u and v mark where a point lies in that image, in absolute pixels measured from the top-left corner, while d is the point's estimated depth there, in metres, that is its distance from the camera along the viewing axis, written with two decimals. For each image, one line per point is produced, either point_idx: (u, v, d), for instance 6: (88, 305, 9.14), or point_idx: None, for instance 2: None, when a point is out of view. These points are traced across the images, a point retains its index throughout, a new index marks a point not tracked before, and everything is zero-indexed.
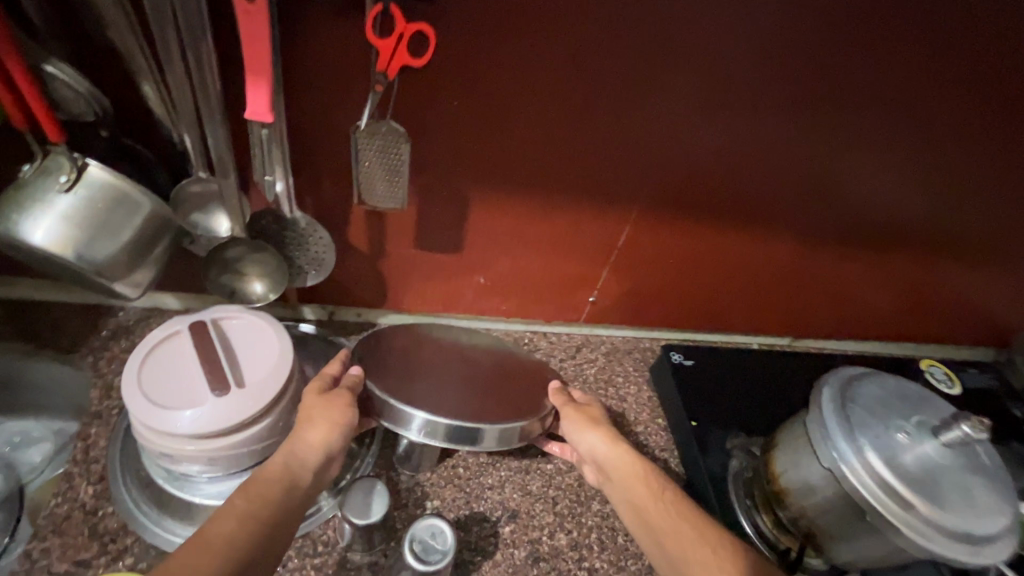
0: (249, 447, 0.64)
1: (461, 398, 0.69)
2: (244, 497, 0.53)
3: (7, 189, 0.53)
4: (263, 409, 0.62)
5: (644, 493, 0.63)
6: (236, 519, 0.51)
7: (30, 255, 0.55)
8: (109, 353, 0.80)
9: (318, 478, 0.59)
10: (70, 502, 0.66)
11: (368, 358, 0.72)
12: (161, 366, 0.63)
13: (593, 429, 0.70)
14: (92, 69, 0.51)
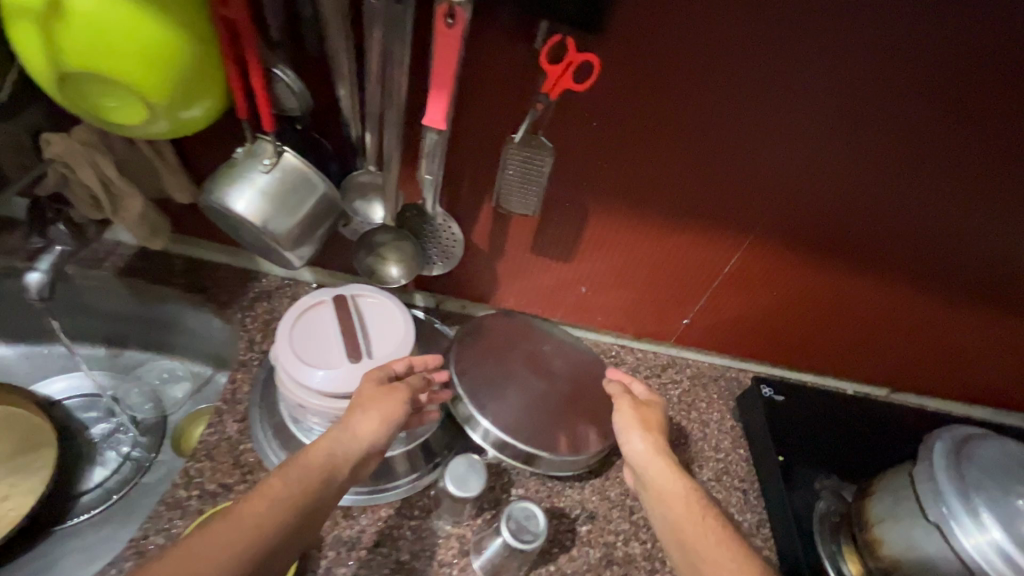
0: None
1: (525, 416, 0.80)
2: (284, 481, 0.53)
3: (221, 165, 0.65)
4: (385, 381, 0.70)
5: (682, 511, 0.61)
6: (274, 503, 0.51)
7: (226, 219, 0.66)
8: (254, 312, 0.92)
9: (357, 469, 0.59)
10: (219, 434, 0.77)
11: (462, 358, 0.84)
12: (306, 328, 0.73)
13: (644, 436, 0.70)
14: (303, 74, 0.61)
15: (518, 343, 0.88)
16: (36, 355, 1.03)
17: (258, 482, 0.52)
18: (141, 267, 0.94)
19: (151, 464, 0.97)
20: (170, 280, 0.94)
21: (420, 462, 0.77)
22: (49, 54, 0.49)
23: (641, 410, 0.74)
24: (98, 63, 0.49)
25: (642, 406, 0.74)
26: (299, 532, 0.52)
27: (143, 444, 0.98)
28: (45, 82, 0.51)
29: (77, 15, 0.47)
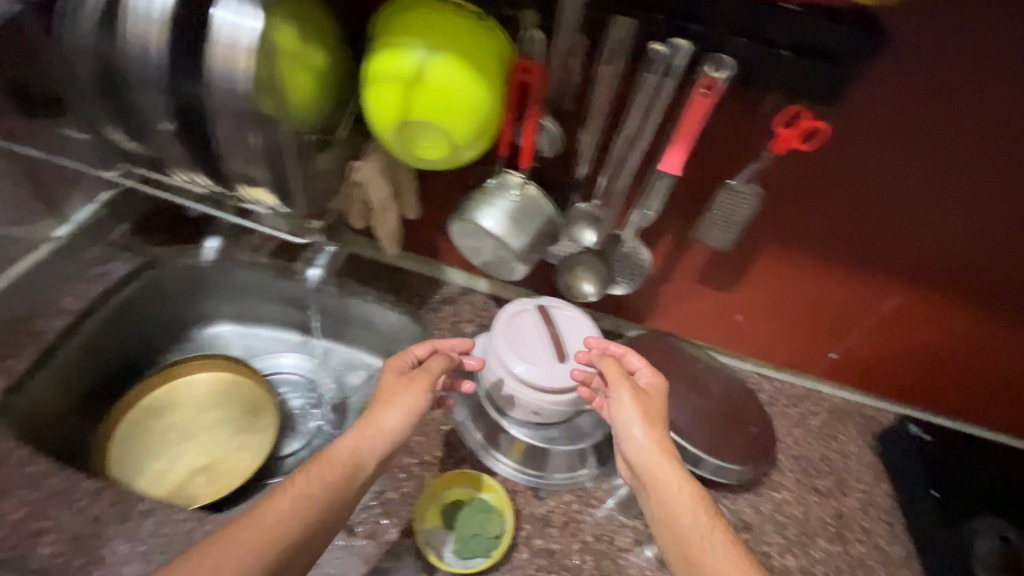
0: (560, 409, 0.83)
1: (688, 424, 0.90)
2: (304, 479, 0.65)
3: (474, 191, 0.80)
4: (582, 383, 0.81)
5: (687, 524, 0.66)
6: (288, 500, 0.63)
7: (468, 232, 0.80)
8: (441, 314, 1.07)
9: (380, 463, 0.73)
10: (428, 414, 0.91)
11: None
12: (515, 330, 0.85)
13: (648, 433, 0.71)
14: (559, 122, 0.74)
15: (677, 360, 0.97)
16: (245, 334, 1.18)
17: (303, 492, 0.64)
18: (350, 269, 1.12)
19: (334, 439, 1.11)
20: (371, 280, 1.11)
21: (590, 458, 0.87)
22: (404, 111, 0.65)
23: (648, 402, 0.74)
24: (438, 118, 0.65)
25: (648, 391, 0.76)
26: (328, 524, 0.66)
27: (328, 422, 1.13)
28: (390, 130, 0.68)
29: (434, 83, 0.63)
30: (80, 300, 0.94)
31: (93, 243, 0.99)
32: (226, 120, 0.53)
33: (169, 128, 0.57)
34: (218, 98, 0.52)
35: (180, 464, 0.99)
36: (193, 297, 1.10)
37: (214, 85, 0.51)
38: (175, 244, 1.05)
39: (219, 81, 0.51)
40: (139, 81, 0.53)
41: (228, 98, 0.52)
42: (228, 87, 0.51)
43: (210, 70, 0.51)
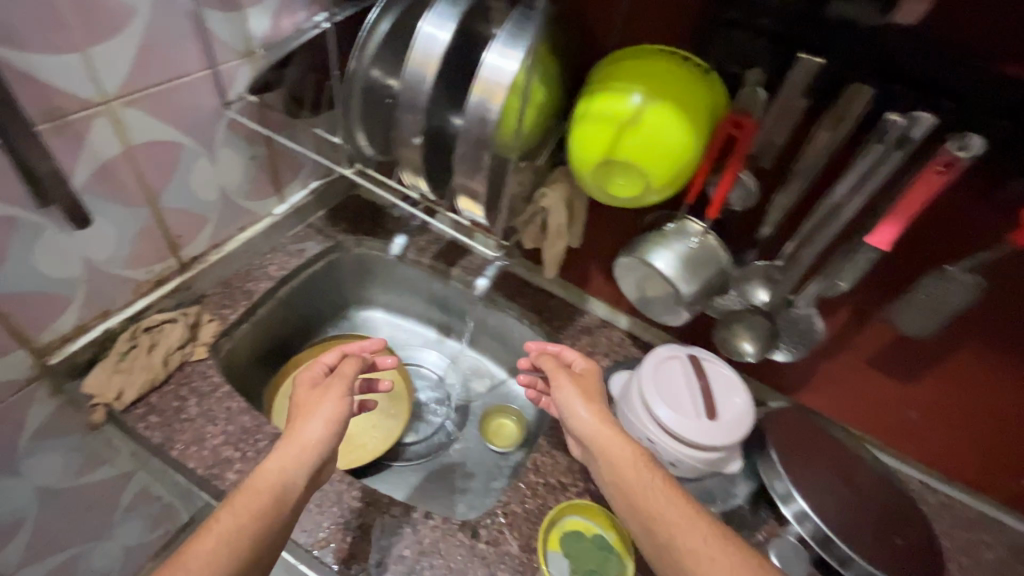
0: (697, 464, 0.80)
1: (840, 514, 0.79)
2: (227, 517, 0.63)
3: (649, 234, 0.82)
4: (727, 444, 0.78)
5: (632, 476, 0.70)
6: (218, 536, 0.62)
7: (637, 268, 0.81)
8: (579, 342, 1.09)
9: (311, 477, 0.73)
10: (556, 438, 0.93)
11: (780, 438, 0.87)
12: (662, 375, 0.84)
13: (590, 414, 0.76)
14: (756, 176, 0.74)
15: (830, 447, 0.89)
16: (397, 326, 1.31)
17: (213, 524, 0.63)
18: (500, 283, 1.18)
19: (456, 437, 1.18)
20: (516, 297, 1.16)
21: None
22: (613, 153, 0.69)
23: (568, 386, 0.80)
24: (646, 162, 0.68)
25: (577, 379, 0.81)
26: (265, 546, 0.65)
27: (453, 421, 1.20)
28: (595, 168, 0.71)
29: (650, 131, 0.66)
30: (282, 270, 1.07)
31: (298, 223, 1.16)
32: (473, 139, 0.60)
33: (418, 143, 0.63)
34: (474, 120, 0.59)
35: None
36: (361, 282, 1.25)
37: (472, 110, 0.58)
38: (357, 235, 1.19)
39: (478, 108, 0.58)
40: (407, 98, 0.61)
41: (482, 123, 0.59)
42: (485, 113, 0.58)
43: (472, 98, 0.58)
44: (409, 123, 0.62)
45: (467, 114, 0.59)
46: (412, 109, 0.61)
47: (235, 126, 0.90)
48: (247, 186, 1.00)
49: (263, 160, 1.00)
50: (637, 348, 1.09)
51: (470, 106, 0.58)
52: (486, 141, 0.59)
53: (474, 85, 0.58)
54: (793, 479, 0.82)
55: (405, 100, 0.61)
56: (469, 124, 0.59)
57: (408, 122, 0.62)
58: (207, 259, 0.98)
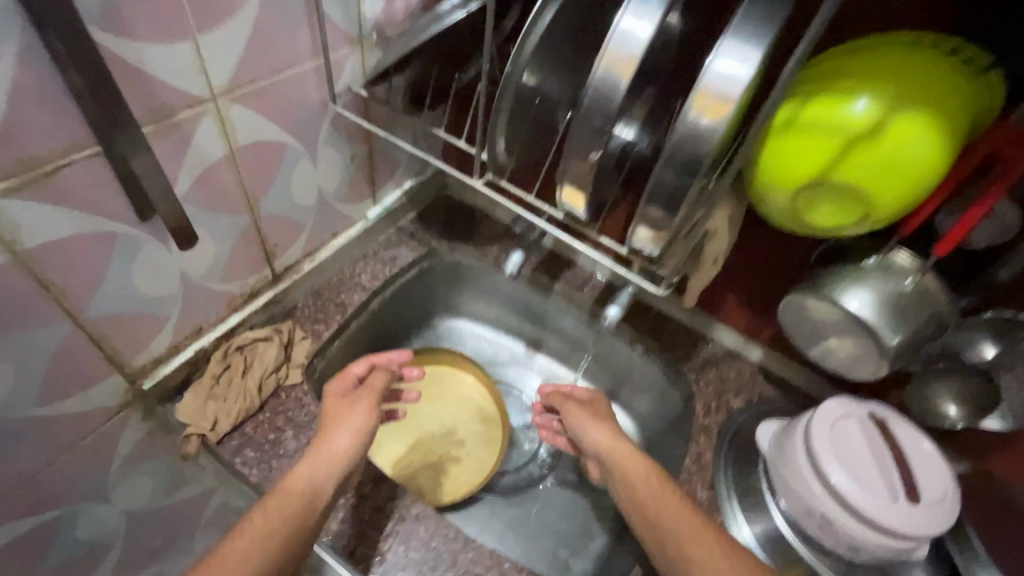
0: (875, 549, 0.67)
1: None
2: (259, 519, 0.60)
3: (841, 268, 0.66)
4: (925, 535, 0.63)
5: (657, 494, 0.67)
6: (253, 539, 0.58)
7: (819, 310, 0.67)
8: (705, 377, 0.95)
9: (340, 484, 0.69)
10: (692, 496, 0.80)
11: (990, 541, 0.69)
12: (841, 438, 0.69)
13: (608, 438, 0.75)
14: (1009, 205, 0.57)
15: None
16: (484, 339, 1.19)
17: (243, 526, 0.59)
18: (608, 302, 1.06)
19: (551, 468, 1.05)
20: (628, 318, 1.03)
21: None
22: (831, 175, 0.53)
23: (577, 413, 0.80)
24: (877, 187, 0.52)
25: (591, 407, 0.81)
26: (298, 547, 0.62)
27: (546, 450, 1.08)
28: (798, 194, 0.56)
29: (889, 147, 0.50)
30: (375, 281, 0.98)
31: (390, 227, 1.06)
32: (681, 161, 0.46)
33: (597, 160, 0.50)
34: (687, 139, 0.45)
35: (418, 451, 0.99)
36: (450, 290, 1.14)
37: (686, 127, 0.45)
38: (450, 242, 1.08)
39: (696, 125, 0.45)
40: (589, 109, 0.48)
41: (699, 142, 0.45)
42: (704, 131, 0.45)
43: (688, 113, 0.45)
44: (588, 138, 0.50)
45: (679, 131, 0.45)
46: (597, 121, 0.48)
47: (340, 124, 0.80)
48: (345, 189, 0.90)
49: (363, 160, 0.90)
50: (773, 387, 0.94)
51: (684, 122, 0.45)
52: (699, 163, 0.46)
53: (693, 95, 0.44)
54: None
55: (586, 110, 0.48)
56: (678, 142, 0.46)
57: (586, 136, 0.50)
58: (301, 270, 0.89)
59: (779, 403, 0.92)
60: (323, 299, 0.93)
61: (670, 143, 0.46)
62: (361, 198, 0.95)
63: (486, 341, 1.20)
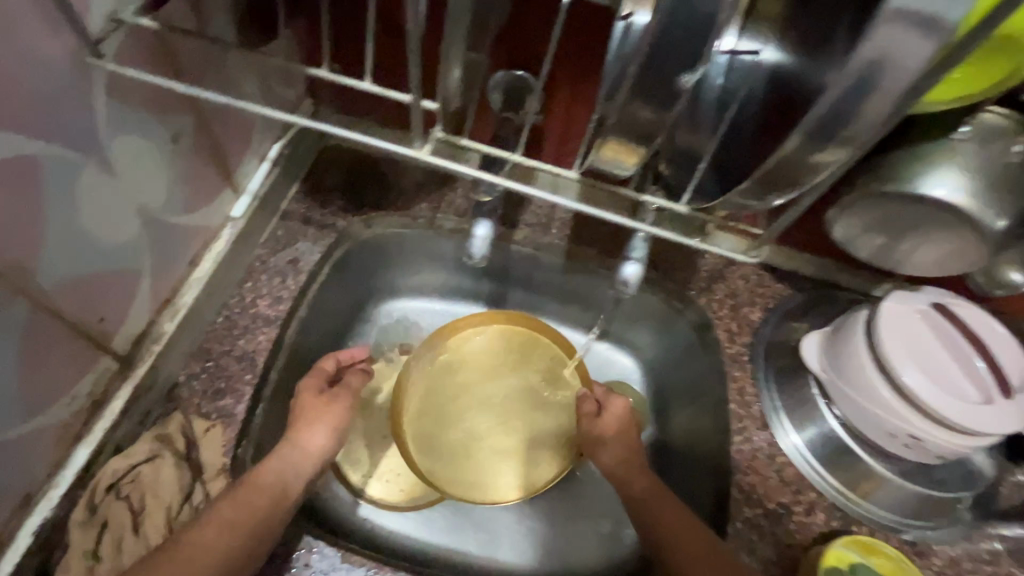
0: (952, 453, 0.59)
1: None
2: (224, 510, 0.50)
3: (929, 147, 0.49)
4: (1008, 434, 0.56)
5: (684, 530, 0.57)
6: (215, 531, 0.48)
7: (894, 207, 0.52)
8: (715, 297, 0.81)
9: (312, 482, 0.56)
10: (750, 445, 0.69)
11: None
12: (916, 343, 0.60)
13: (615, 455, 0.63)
14: None
15: None
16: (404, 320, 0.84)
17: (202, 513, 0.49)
18: (583, 236, 0.83)
19: None
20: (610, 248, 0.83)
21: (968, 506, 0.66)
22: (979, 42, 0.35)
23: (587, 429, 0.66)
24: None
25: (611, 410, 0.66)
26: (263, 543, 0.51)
27: None
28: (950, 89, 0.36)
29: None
30: (277, 303, 0.68)
31: (270, 216, 0.73)
32: (862, 85, 0.30)
33: (693, 83, 0.35)
34: (898, 41, 0.28)
35: (455, 450, 0.72)
36: (370, 269, 0.80)
37: (903, 14, 0.27)
38: (360, 212, 0.76)
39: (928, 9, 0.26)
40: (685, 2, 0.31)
41: (915, 46, 0.28)
42: (937, 19, 0.27)
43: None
44: (679, 53, 0.33)
45: (891, 22, 0.27)
46: (701, 32, 0.32)
47: (128, 96, 0.45)
48: (181, 194, 0.56)
49: (194, 134, 0.55)
50: (785, 285, 0.83)
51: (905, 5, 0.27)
52: (893, 83, 0.30)
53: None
54: None
55: (675, 14, 0.32)
56: (878, 47, 0.29)
57: (678, 49, 0.33)
58: (163, 332, 0.59)
59: (797, 301, 0.81)
60: (213, 357, 0.63)
61: (863, 52, 0.29)
62: (211, 195, 0.61)
63: (433, 315, 0.85)
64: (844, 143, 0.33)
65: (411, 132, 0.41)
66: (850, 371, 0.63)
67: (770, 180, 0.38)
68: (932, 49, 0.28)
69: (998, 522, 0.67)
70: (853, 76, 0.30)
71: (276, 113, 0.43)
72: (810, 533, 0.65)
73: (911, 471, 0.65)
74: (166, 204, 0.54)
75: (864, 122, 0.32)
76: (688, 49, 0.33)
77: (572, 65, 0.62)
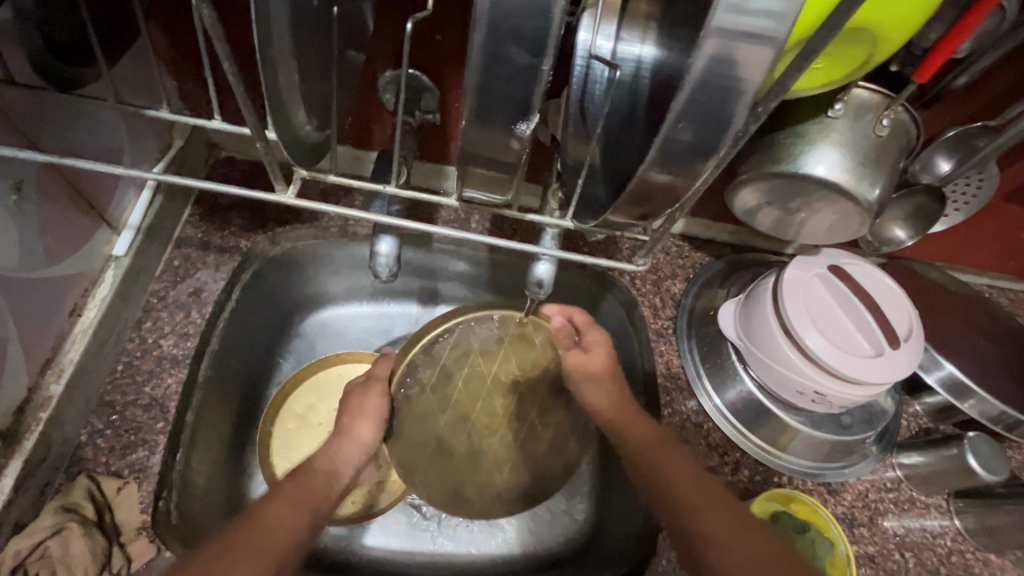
0: (855, 401, 0.64)
1: (987, 375, 0.72)
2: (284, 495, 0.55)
3: (809, 127, 0.51)
4: (896, 380, 0.61)
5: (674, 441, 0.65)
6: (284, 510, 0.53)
7: (782, 187, 0.54)
8: (638, 273, 0.81)
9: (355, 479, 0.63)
10: (679, 415, 0.73)
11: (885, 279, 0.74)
12: (815, 305, 0.64)
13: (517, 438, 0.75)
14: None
15: (955, 316, 0.78)
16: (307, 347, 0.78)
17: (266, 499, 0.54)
18: (503, 225, 0.74)
19: None
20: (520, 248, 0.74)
21: (872, 444, 0.73)
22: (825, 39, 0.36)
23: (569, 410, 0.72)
24: (889, 17, 0.36)
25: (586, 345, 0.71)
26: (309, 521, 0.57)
27: None
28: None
29: None
30: (184, 341, 0.63)
31: (164, 246, 0.67)
32: (710, 99, 0.29)
33: (529, 132, 0.32)
34: (733, 53, 0.27)
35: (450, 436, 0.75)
36: (296, 279, 0.75)
37: (728, 27, 0.26)
38: (265, 229, 0.71)
39: (751, 25, 0.26)
40: (501, 54, 0.28)
41: (750, 55, 0.27)
42: (763, 30, 0.26)
43: (727, 1, 0.26)
44: (510, 109, 0.31)
45: (717, 38, 0.27)
46: (523, 83, 0.30)
47: None
48: (41, 245, 0.53)
49: (43, 182, 0.52)
50: (702, 253, 0.84)
51: (727, 21, 0.26)
52: (741, 91, 0.29)
53: None
54: (932, 343, 0.74)
55: (498, 72, 0.29)
56: (713, 63, 0.28)
57: (501, 102, 0.31)
58: (49, 396, 0.55)
59: (716, 268, 0.82)
60: (117, 410, 0.59)
61: (697, 68, 0.28)
62: (80, 239, 0.58)
63: (371, 316, 0.81)
64: (708, 155, 0.32)
65: (271, 177, 0.40)
66: (758, 336, 0.67)
67: (645, 200, 0.37)
68: (771, 56, 0.27)
69: (899, 452, 0.73)
70: (700, 74, 0.28)
71: (149, 176, 0.44)
72: (736, 490, 0.69)
73: (820, 420, 0.71)
74: (21, 261, 0.51)
75: (718, 134, 0.31)
76: (514, 98, 0.30)
77: (458, 61, 0.59)
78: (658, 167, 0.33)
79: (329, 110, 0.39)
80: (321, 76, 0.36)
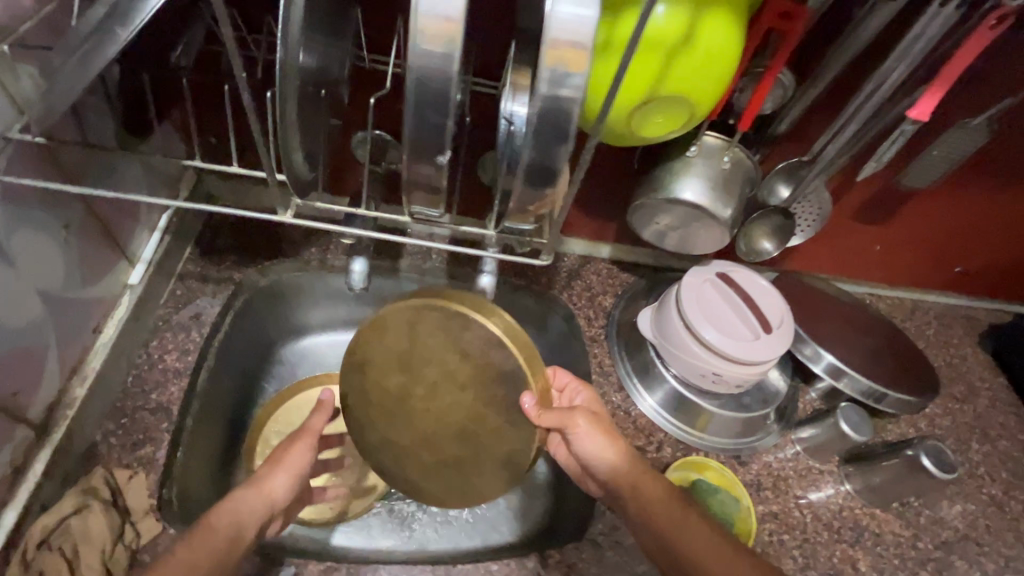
0: (748, 379, 0.79)
1: (862, 361, 0.89)
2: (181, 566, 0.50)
3: (674, 165, 0.69)
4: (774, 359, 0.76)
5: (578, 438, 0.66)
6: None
7: (665, 210, 0.71)
8: (575, 291, 0.97)
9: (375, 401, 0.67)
10: (611, 404, 0.86)
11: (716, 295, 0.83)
12: (708, 305, 0.80)
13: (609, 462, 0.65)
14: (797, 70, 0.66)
15: (832, 314, 0.96)
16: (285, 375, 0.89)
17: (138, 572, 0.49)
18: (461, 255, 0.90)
19: None
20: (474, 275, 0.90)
21: (770, 421, 0.87)
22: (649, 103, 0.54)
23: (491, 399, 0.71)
24: (682, 86, 0.52)
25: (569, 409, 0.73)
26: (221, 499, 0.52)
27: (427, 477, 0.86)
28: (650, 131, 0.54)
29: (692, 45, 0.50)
30: (185, 355, 0.75)
31: (168, 278, 0.79)
32: (546, 138, 0.44)
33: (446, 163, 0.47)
34: (553, 109, 0.42)
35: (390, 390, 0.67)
36: (282, 308, 0.87)
37: (547, 94, 0.42)
38: (256, 263, 0.84)
39: (561, 92, 0.42)
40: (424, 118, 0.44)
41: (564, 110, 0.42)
42: (569, 95, 0.42)
43: (545, 77, 0.41)
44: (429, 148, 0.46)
45: (542, 100, 0.42)
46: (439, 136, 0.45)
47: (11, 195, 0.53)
48: (79, 272, 0.65)
49: (82, 223, 0.65)
50: (627, 274, 1.00)
51: (547, 90, 0.42)
52: (565, 133, 0.44)
53: (546, 52, 0.40)
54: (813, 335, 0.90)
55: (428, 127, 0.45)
56: (542, 114, 0.43)
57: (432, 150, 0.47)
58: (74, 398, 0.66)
59: (639, 285, 0.99)
60: (127, 414, 0.69)
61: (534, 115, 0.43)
62: (105, 269, 0.70)
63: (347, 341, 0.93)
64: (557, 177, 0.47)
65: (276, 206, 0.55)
66: (668, 334, 0.82)
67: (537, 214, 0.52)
68: (577, 110, 0.43)
69: (796, 429, 0.88)
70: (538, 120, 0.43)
71: None
72: (661, 464, 0.82)
73: (727, 403, 0.85)
74: (64, 282, 0.63)
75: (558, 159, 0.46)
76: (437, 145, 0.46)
77: None
78: (527, 184, 0.48)
79: (316, 159, 0.55)
80: (313, 135, 0.52)
